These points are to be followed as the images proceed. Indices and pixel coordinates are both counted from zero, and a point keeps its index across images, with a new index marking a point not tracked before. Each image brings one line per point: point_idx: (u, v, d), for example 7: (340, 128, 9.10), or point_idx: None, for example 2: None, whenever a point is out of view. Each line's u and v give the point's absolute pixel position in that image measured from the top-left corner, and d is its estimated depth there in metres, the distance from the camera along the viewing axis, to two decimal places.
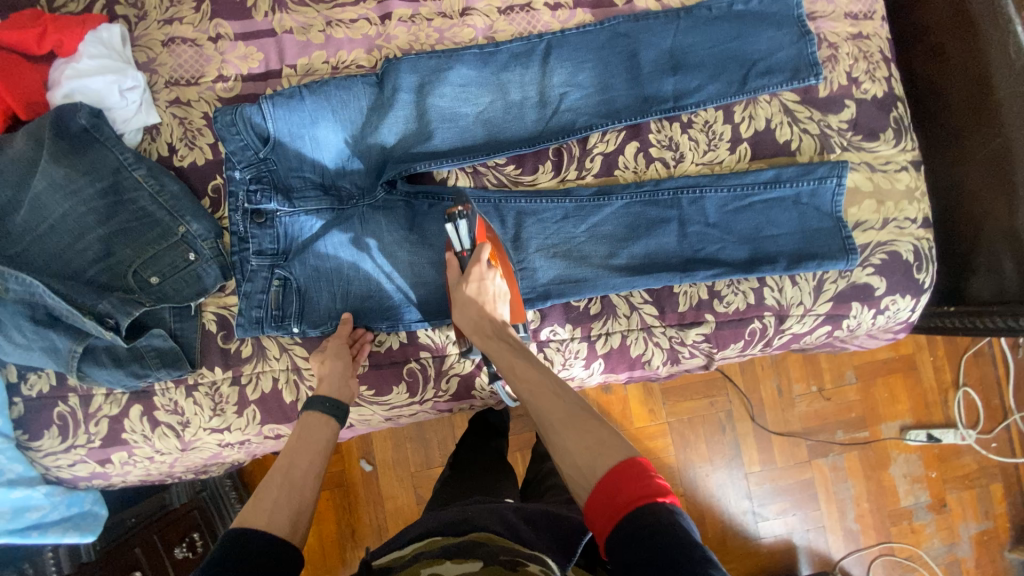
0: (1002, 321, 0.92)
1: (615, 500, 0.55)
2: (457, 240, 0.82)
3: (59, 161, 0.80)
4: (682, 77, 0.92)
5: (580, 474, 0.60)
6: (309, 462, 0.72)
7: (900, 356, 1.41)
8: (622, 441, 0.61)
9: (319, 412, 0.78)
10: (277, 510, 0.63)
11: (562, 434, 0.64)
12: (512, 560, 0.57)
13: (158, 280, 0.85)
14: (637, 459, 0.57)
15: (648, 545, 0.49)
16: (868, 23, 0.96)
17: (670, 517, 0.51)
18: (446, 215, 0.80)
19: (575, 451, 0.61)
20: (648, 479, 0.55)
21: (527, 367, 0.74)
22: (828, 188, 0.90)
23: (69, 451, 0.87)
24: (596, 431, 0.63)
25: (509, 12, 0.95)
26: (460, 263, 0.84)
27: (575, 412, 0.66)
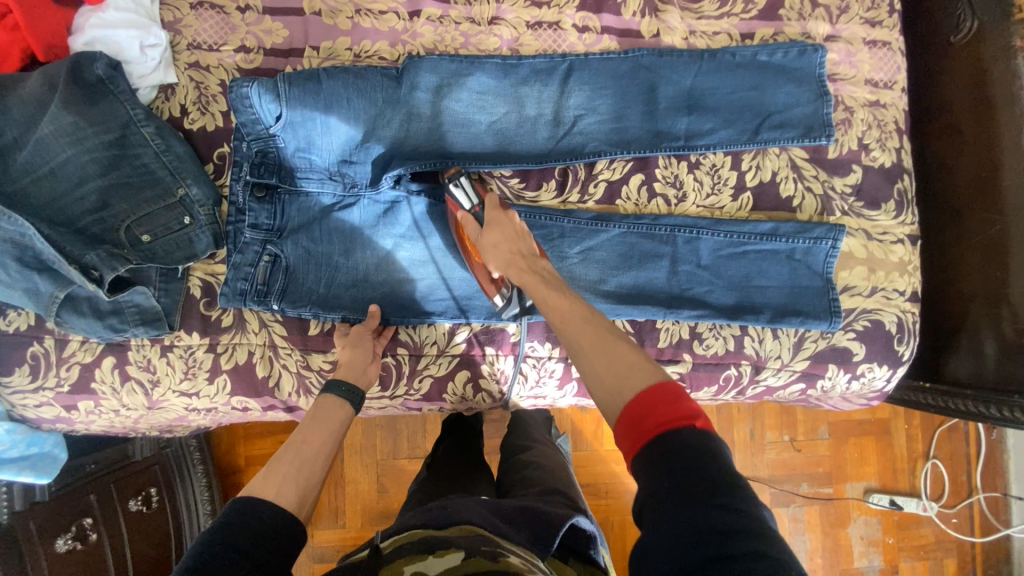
0: (973, 406, 0.93)
1: (642, 423, 0.53)
2: (466, 198, 0.83)
3: (70, 108, 0.81)
4: (696, 118, 0.93)
5: (609, 397, 0.58)
6: (321, 439, 0.73)
7: (876, 419, 1.42)
8: (653, 365, 0.59)
9: (336, 395, 0.78)
10: (286, 483, 0.64)
11: (590, 357, 0.62)
12: (492, 552, 0.59)
13: (150, 239, 0.85)
14: (669, 383, 0.56)
15: (670, 471, 0.49)
16: (887, 92, 0.97)
17: (696, 442, 0.50)
18: (448, 178, 0.84)
19: (603, 373, 0.59)
20: (679, 403, 0.53)
21: (553, 291, 0.70)
22: (822, 248, 0.91)
23: (37, 392, 0.87)
24: (624, 353, 0.60)
25: (537, 28, 0.96)
26: (475, 219, 0.81)
27: (605, 336, 0.63)
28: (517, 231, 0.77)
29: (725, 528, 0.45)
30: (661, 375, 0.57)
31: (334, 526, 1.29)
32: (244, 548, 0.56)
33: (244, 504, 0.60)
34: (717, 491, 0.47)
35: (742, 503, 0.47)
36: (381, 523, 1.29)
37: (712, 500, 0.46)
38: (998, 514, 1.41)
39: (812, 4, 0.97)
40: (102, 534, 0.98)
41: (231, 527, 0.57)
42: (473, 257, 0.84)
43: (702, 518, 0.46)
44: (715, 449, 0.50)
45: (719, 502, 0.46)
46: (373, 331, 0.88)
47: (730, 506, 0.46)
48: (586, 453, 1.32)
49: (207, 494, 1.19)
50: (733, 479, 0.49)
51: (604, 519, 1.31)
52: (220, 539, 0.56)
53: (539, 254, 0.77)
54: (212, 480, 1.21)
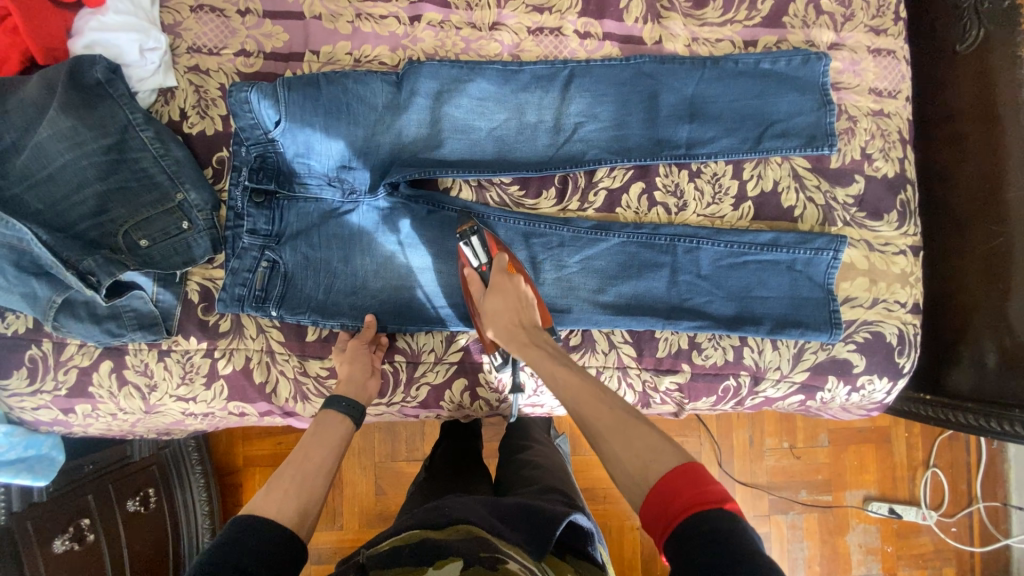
0: (974, 420, 0.92)
1: (669, 508, 0.55)
2: (473, 256, 0.85)
3: (68, 112, 0.80)
4: (698, 126, 0.92)
5: (633, 483, 0.60)
6: (322, 456, 0.74)
7: (876, 427, 1.41)
8: (674, 445, 0.61)
9: (338, 411, 0.80)
10: (286, 499, 0.65)
11: (613, 443, 0.64)
12: (491, 558, 0.58)
13: (147, 244, 0.84)
14: (693, 464, 0.58)
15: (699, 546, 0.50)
16: (891, 101, 0.96)
17: (726, 521, 0.51)
18: (459, 233, 0.86)
19: (626, 458, 0.62)
20: (704, 487, 0.55)
21: (568, 372, 0.74)
22: (824, 259, 0.91)
23: (35, 395, 0.87)
24: (645, 436, 0.63)
25: (538, 34, 0.95)
26: (481, 278, 0.85)
27: (623, 419, 0.66)
28: (527, 306, 0.82)
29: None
30: (684, 457, 0.59)
31: (331, 528, 1.29)
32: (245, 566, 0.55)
33: (247, 520, 0.60)
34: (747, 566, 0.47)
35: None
36: (378, 526, 1.29)
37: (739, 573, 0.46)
38: (998, 525, 1.40)
39: (817, 11, 0.97)
40: (99, 534, 0.98)
41: (234, 545, 0.57)
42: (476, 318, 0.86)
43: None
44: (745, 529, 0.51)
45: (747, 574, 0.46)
46: (368, 344, 0.87)
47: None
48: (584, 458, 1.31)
49: (205, 494, 1.20)
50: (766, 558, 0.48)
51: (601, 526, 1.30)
52: (220, 558, 0.55)
53: (540, 328, 0.82)
54: (210, 480, 1.22)
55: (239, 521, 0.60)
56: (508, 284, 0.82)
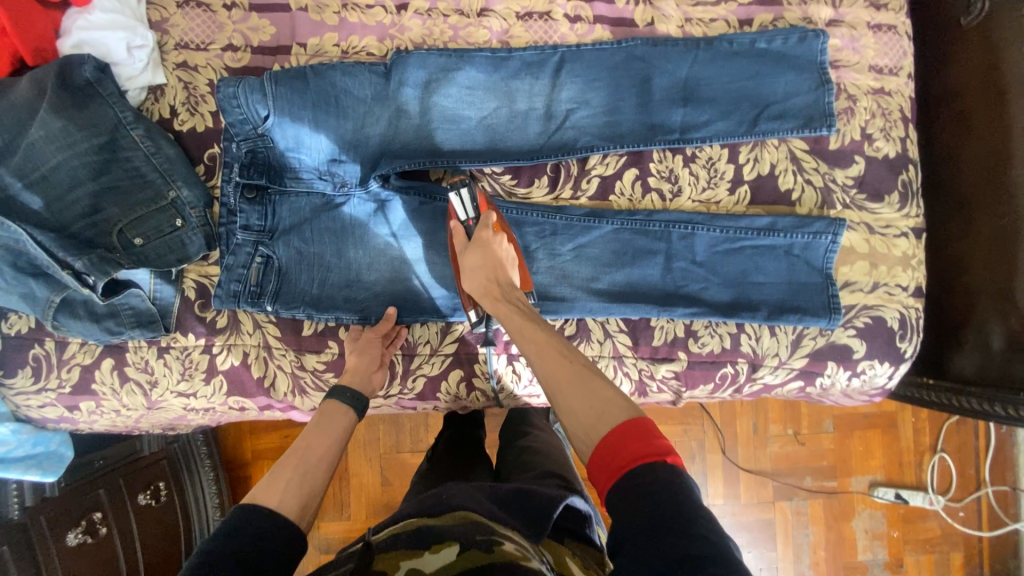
0: (977, 404, 0.90)
1: (615, 458, 0.55)
2: (461, 208, 0.85)
3: (59, 112, 0.81)
4: (692, 110, 0.90)
5: (584, 435, 0.60)
6: (325, 448, 0.74)
7: (882, 412, 1.40)
8: (627, 401, 0.61)
9: (342, 401, 0.80)
10: (288, 489, 0.66)
11: (568, 396, 0.64)
12: (486, 540, 0.59)
13: (142, 243, 0.85)
14: (641, 418, 0.57)
15: (642, 503, 0.49)
16: (892, 79, 0.94)
17: (668, 475, 0.51)
18: (450, 185, 0.87)
19: (579, 411, 0.61)
20: (650, 440, 0.55)
21: (532, 330, 0.73)
22: (822, 243, 0.89)
23: (40, 393, 0.89)
24: (600, 390, 0.62)
25: (528, 19, 0.93)
26: (466, 232, 0.85)
27: (582, 374, 0.65)
28: (499, 264, 0.80)
29: (696, 555, 0.45)
30: (634, 411, 0.59)
31: (338, 519, 1.31)
32: (247, 558, 0.56)
33: (248, 510, 0.61)
34: (690, 523, 0.47)
35: (715, 533, 0.47)
36: (384, 515, 1.31)
37: (683, 529, 0.46)
38: (1007, 508, 1.39)
39: None
40: (111, 527, 1.00)
41: (235, 535, 0.58)
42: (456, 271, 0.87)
43: (671, 546, 0.46)
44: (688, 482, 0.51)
45: (689, 530, 0.46)
46: (382, 338, 0.88)
47: (702, 534, 0.46)
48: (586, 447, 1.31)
49: (215, 486, 1.21)
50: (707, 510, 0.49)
51: (604, 513, 1.31)
52: (220, 549, 0.56)
53: (514, 287, 0.79)
54: (219, 473, 1.23)
55: (238, 511, 0.61)
56: (484, 244, 0.81)
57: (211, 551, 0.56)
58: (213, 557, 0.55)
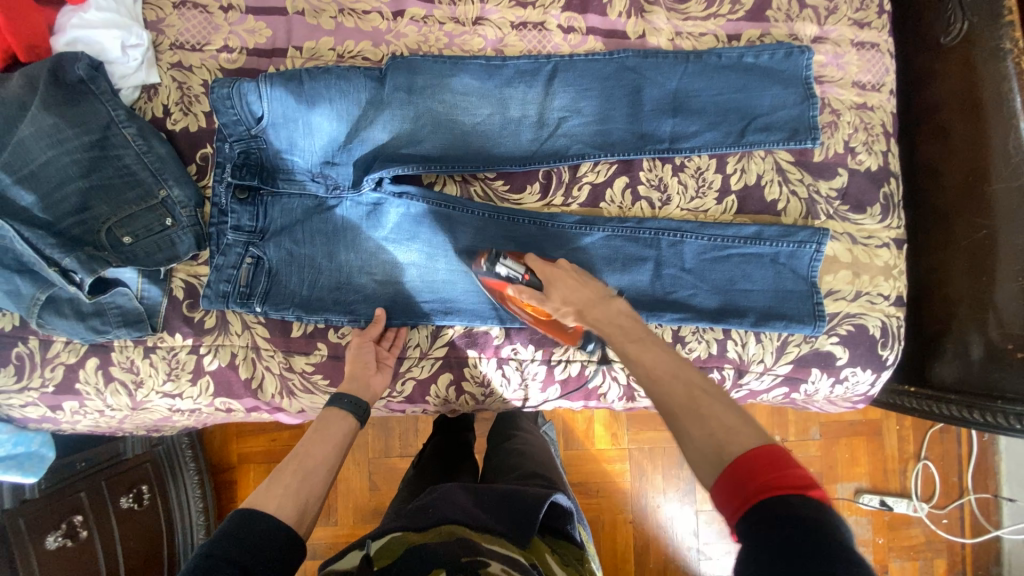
0: (956, 411, 0.93)
1: (747, 485, 0.52)
2: (511, 270, 0.84)
3: (50, 110, 0.80)
4: (681, 121, 0.92)
5: (705, 458, 0.57)
6: (324, 452, 0.74)
7: (867, 420, 1.42)
8: (753, 428, 0.57)
9: (341, 408, 0.79)
10: (286, 498, 0.66)
11: (684, 420, 0.61)
12: (473, 562, 0.58)
13: (131, 241, 0.84)
14: (774, 447, 0.54)
15: (774, 533, 0.47)
16: (874, 95, 0.96)
17: (807, 510, 0.47)
18: (487, 263, 0.86)
19: (698, 437, 0.59)
20: (784, 470, 0.51)
21: (641, 349, 0.71)
22: (807, 252, 0.91)
23: (23, 392, 0.87)
24: (719, 416, 0.59)
25: (522, 28, 0.95)
26: (531, 283, 0.84)
27: (699, 397, 0.63)
28: (596, 286, 0.82)
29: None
30: (763, 439, 0.56)
31: (325, 523, 1.30)
32: (243, 563, 0.57)
33: (246, 514, 0.61)
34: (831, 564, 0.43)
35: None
36: (372, 520, 1.30)
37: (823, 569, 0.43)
38: (989, 516, 1.40)
39: (800, 5, 0.96)
40: (92, 530, 0.99)
41: (233, 538, 0.58)
42: (543, 320, 0.86)
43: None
44: (831, 520, 0.47)
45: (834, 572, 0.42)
46: (374, 340, 0.88)
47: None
48: (574, 453, 1.31)
49: (200, 490, 1.19)
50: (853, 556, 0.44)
51: (593, 518, 1.31)
52: (218, 553, 0.57)
53: (613, 295, 0.81)
54: (204, 477, 1.21)
55: (235, 515, 0.61)
56: (574, 275, 0.84)
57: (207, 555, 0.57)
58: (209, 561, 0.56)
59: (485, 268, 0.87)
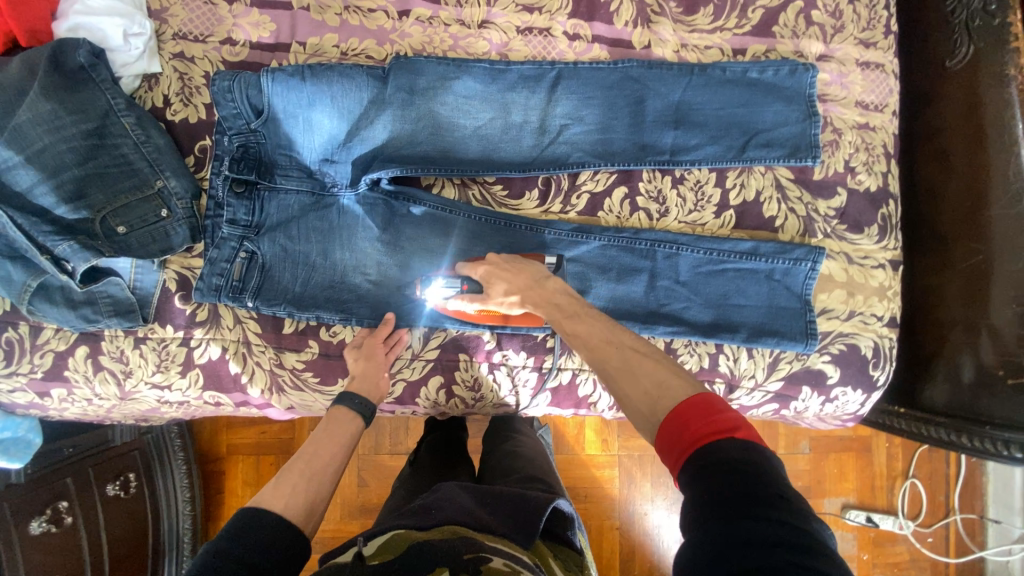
0: (945, 434, 0.93)
1: (681, 438, 0.52)
2: (447, 286, 0.85)
3: (48, 96, 0.80)
4: (682, 133, 0.92)
5: (644, 418, 0.58)
6: (332, 453, 0.75)
7: (857, 436, 1.42)
8: (685, 379, 0.58)
9: (349, 408, 0.81)
10: (295, 494, 0.67)
11: (623, 384, 0.62)
12: (474, 560, 0.58)
13: (125, 231, 0.84)
14: (703, 395, 0.55)
15: (707, 483, 0.48)
16: (877, 115, 0.96)
17: (738, 454, 0.48)
18: (424, 290, 0.86)
19: (635, 399, 0.59)
20: (714, 416, 0.52)
21: (576, 323, 0.71)
22: (802, 270, 0.91)
23: (11, 377, 0.87)
24: (653, 374, 0.60)
25: (527, 33, 0.95)
26: (471, 289, 0.84)
27: (634, 358, 0.63)
28: (529, 267, 0.81)
29: (766, 540, 0.43)
30: (695, 388, 0.57)
31: None
32: (249, 559, 0.58)
33: (250, 512, 0.62)
34: (762, 505, 0.44)
35: (790, 516, 0.44)
36: (359, 516, 1.30)
37: (754, 511, 0.44)
38: (974, 536, 1.41)
39: (807, 21, 0.96)
40: (77, 517, 0.98)
41: (239, 538, 0.59)
42: (498, 319, 0.88)
43: (740, 529, 0.44)
44: (761, 459, 0.48)
45: (762, 513, 0.44)
46: (372, 343, 0.87)
47: (776, 518, 0.44)
48: (564, 456, 1.31)
49: (188, 480, 1.19)
50: (782, 491, 0.46)
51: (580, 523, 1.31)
52: (225, 549, 0.58)
53: (548, 274, 0.79)
54: (193, 467, 1.21)
55: (241, 514, 0.62)
56: (508, 262, 0.83)
57: (213, 552, 0.57)
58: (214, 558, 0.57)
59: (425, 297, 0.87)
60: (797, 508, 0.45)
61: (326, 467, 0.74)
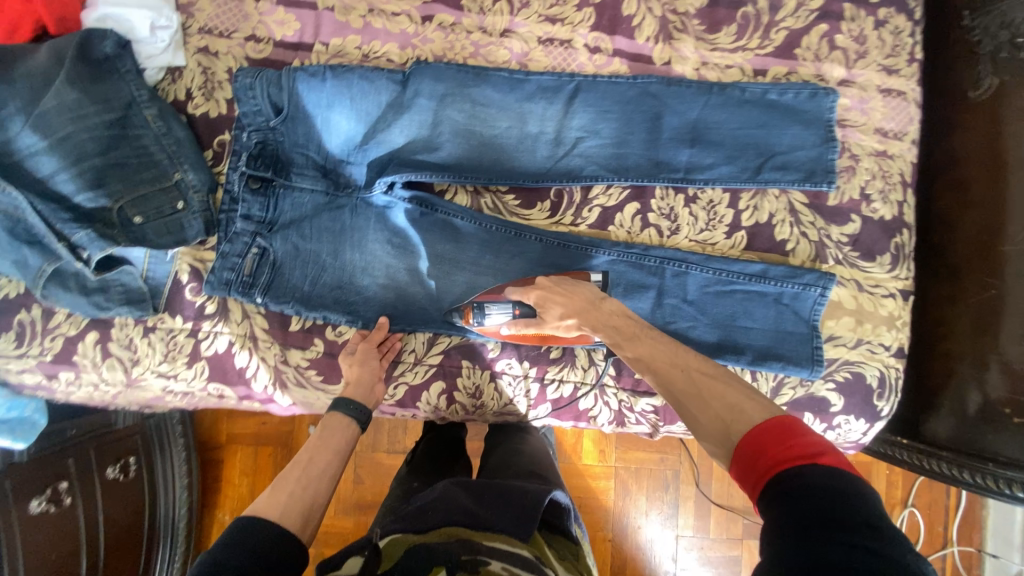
0: (947, 468, 0.92)
1: (758, 461, 0.54)
2: (501, 310, 0.85)
3: (74, 85, 0.81)
4: (698, 151, 0.92)
5: (718, 440, 0.60)
6: (326, 463, 0.74)
7: (857, 462, 1.41)
8: (759, 402, 0.61)
9: (344, 413, 0.80)
10: (290, 505, 0.67)
11: (692, 406, 0.64)
12: (472, 561, 0.58)
13: (141, 221, 0.85)
14: (783, 418, 0.56)
15: (787, 506, 0.49)
16: (896, 143, 0.96)
17: (821, 478, 0.49)
18: (479, 319, 0.86)
19: (707, 419, 0.62)
20: (794, 439, 0.54)
21: (636, 343, 0.74)
22: (811, 295, 0.90)
23: (21, 358, 0.89)
24: (725, 396, 0.63)
25: (548, 44, 0.95)
26: (524, 314, 0.84)
27: (706, 380, 0.66)
28: (583, 288, 0.82)
29: (850, 563, 0.44)
30: (771, 413, 0.58)
31: None
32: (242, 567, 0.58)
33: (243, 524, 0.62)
34: (849, 530, 0.45)
35: (878, 544, 0.44)
36: (352, 513, 1.30)
37: (836, 536, 0.45)
38: (971, 570, 1.39)
39: (830, 45, 0.96)
40: (75, 498, 0.99)
41: (232, 547, 0.59)
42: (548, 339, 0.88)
43: (822, 552, 0.45)
44: (846, 485, 0.49)
45: (846, 538, 0.45)
46: (375, 347, 0.88)
47: (863, 544, 0.44)
48: (562, 465, 1.31)
49: (186, 466, 1.21)
50: (867, 516, 0.46)
51: None
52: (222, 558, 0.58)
53: (602, 295, 0.81)
54: (192, 453, 1.23)
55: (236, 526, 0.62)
56: (560, 285, 0.83)
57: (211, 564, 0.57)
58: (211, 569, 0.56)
59: (476, 326, 0.87)
60: (885, 535, 0.45)
61: (324, 470, 0.73)
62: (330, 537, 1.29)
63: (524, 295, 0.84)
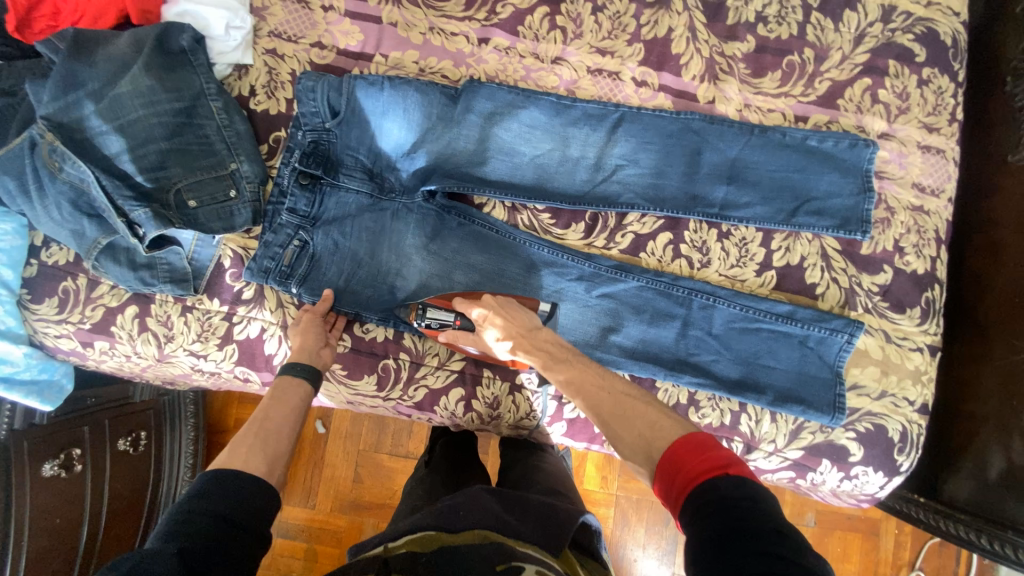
0: (964, 531, 0.90)
1: (676, 480, 0.57)
2: (443, 315, 0.86)
3: (150, 72, 0.86)
4: (734, 189, 0.94)
5: (641, 460, 0.63)
6: (283, 416, 0.77)
7: (867, 517, 1.37)
8: (674, 420, 0.65)
9: (293, 374, 0.82)
10: (254, 453, 0.68)
11: (615, 427, 0.67)
12: (509, 567, 0.58)
13: (195, 205, 0.89)
14: (695, 433, 0.60)
15: (706, 522, 0.51)
16: (932, 199, 0.96)
17: (733, 488, 0.52)
18: (418, 318, 0.86)
19: (629, 439, 0.65)
20: (707, 452, 0.57)
21: (563, 366, 0.76)
22: (838, 341, 0.90)
23: (61, 324, 0.92)
24: (644, 414, 0.66)
25: (597, 74, 0.98)
26: (464, 328, 0.85)
27: (622, 399, 0.70)
28: (524, 314, 0.83)
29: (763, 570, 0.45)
30: (685, 429, 0.62)
31: (304, 505, 1.30)
32: (225, 514, 0.59)
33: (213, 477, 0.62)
34: (759, 541, 0.47)
35: (786, 549, 0.47)
36: (349, 513, 1.30)
37: (750, 545, 0.47)
38: None
39: (873, 99, 0.98)
40: (86, 465, 1.00)
41: (205, 497, 0.60)
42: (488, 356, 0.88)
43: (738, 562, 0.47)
44: (754, 494, 0.51)
45: (761, 549, 0.46)
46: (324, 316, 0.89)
47: (773, 552, 0.46)
48: None
49: (192, 445, 1.21)
50: (776, 523, 0.49)
51: None
52: (199, 508, 0.59)
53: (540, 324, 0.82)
54: (200, 433, 1.23)
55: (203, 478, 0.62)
56: (504, 306, 0.83)
57: (184, 514, 0.58)
58: (181, 519, 0.57)
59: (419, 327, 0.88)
60: (791, 540, 0.48)
61: (283, 425, 0.75)
62: (324, 534, 1.29)
63: (467, 307, 0.85)
